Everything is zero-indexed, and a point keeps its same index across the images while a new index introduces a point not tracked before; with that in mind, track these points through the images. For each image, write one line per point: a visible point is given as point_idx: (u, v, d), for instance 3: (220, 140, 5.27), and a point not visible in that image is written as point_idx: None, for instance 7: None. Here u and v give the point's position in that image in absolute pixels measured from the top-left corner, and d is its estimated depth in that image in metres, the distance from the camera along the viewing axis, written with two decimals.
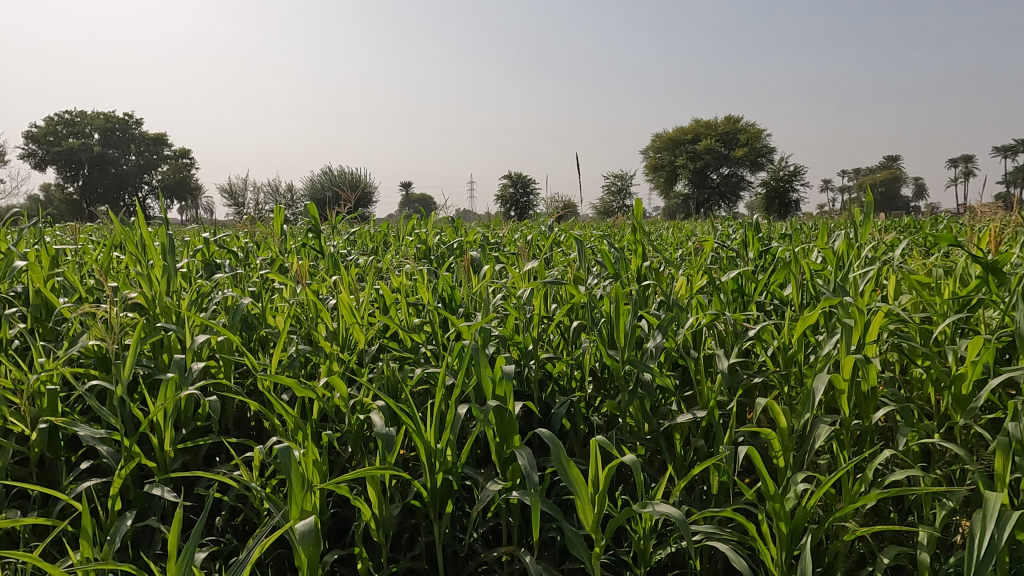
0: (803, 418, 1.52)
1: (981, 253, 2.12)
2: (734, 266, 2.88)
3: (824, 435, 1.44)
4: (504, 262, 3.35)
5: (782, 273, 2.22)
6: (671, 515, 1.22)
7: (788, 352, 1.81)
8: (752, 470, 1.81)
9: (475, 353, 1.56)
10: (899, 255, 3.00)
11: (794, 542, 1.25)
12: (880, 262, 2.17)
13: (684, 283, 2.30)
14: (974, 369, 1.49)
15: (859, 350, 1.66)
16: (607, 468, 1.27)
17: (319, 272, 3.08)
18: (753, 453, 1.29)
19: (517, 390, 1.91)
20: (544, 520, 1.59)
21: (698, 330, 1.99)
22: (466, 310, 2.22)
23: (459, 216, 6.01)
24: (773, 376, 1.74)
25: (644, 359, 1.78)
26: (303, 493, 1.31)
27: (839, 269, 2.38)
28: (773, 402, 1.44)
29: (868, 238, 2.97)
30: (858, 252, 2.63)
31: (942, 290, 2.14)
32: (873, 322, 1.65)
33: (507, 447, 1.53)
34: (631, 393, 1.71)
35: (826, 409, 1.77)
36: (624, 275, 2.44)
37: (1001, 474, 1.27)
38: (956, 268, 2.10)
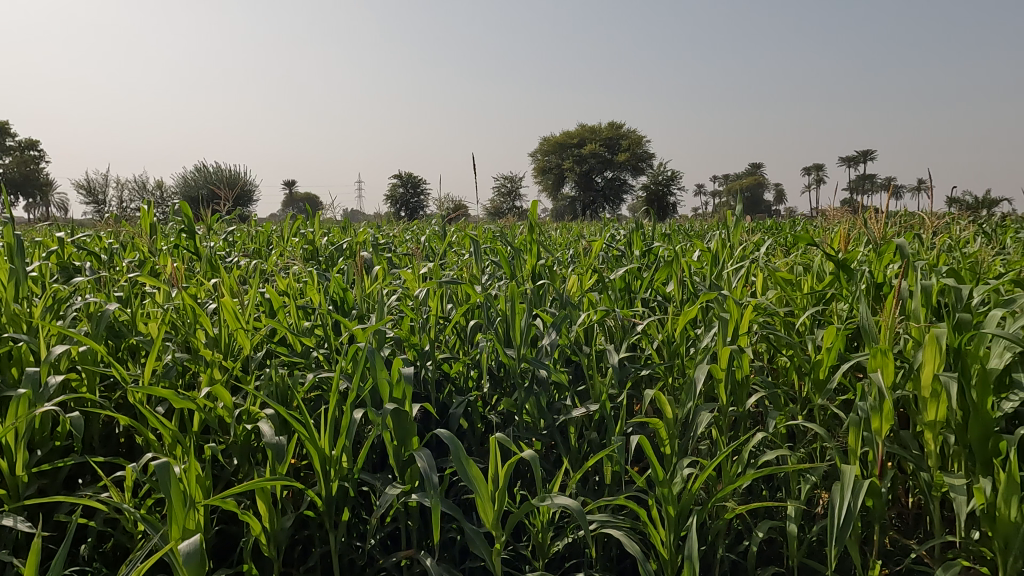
0: (686, 408, 1.62)
1: (834, 252, 2.36)
2: (621, 266, 3.02)
3: (705, 422, 1.54)
4: (397, 263, 3.31)
5: (666, 270, 2.35)
6: (569, 507, 1.25)
7: (672, 346, 1.92)
8: (640, 459, 1.91)
9: (371, 356, 1.52)
10: (765, 254, 3.27)
11: (681, 525, 1.32)
12: (750, 261, 2.35)
13: (575, 282, 2.38)
14: (829, 356, 1.66)
15: (734, 341, 1.79)
16: (506, 465, 1.28)
17: (197, 275, 2.89)
18: (644, 442, 1.35)
19: (414, 392, 1.90)
20: (443, 521, 1.59)
21: (589, 327, 2.07)
22: (360, 312, 2.17)
23: (348, 216, 5.84)
24: (659, 368, 1.84)
25: (539, 356, 1.82)
26: (184, 512, 1.22)
27: (714, 267, 2.56)
28: (661, 393, 1.52)
29: (739, 238, 3.20)
30: (730, 251, 2.83)
31: (802, 285, 2.36)
32: (745, 315, 1.78)
33: (405, 450, 1.51)
34: (527, 390, 1.75)
35: (705, 398, 1.90)
36: (518, 275, 2.49)
37: (854, 449, 1.42)
38: (814, 264, 2.32)
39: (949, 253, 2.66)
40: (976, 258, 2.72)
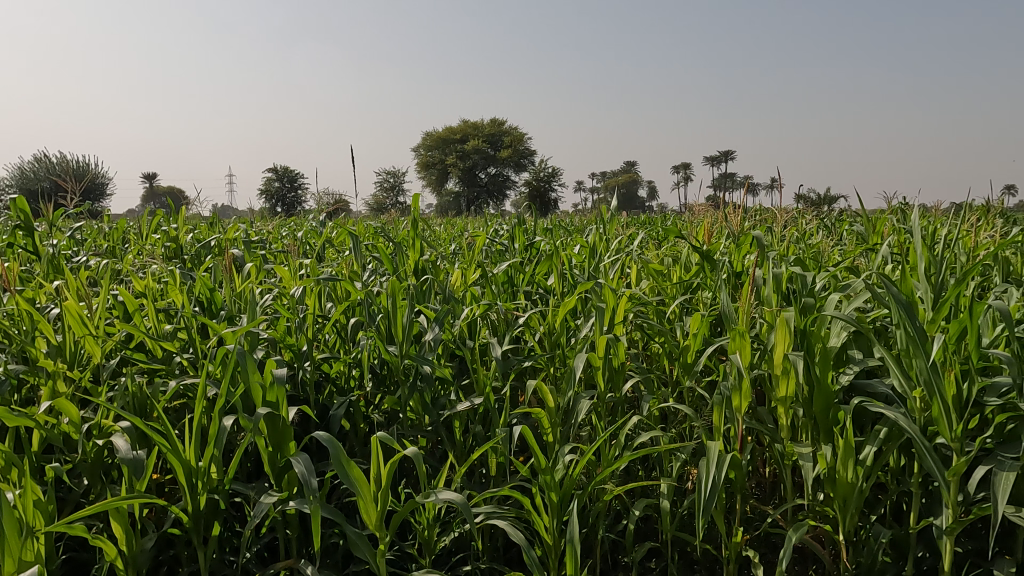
0: (567, 396, 1.67)
1: (699, 244, 2.53)
2: (503, 260, 3.06)
3: (584, 409, 1.60)
4: (272, 261, 3.14)
5: (546, 264, 2.41)
6: (454, 501, 1.24)
7: (553, 337, 1.97)
8: (525, 449, 1.93)
9: (241, 359, 1.43)
10: (639, 247, 3.45)
11: (564, 510, 1.36)
12: (624, 253, 2.46)
13: (459, 276, 2.38)
14: (695, 341, 1.78)
15: (610, 330, 1.87)
16: (389, 464, 1.25)
17: (36, 277, 2.59)
18: (527, 431, 1.37)
19: (291, 395, 1.81)
20: (325, 527, 1.53)
21: (473, 321, 2.07)
22: (230, 313, 2.04)
23: (217, 212, 5.48)
24: (541, 359, 1.88)
25: (422, 352, 1.80)
26: (21, 542, 1.09)
27: (591, 260, 2.66)
28: (542, 383, 1.56)
29: (614, 232, 3.35)
30: (607, 245, 2.95)
31: (671, 275, 2.50)
32: (620, 305, 1.87)
33: (281, 456, 1.43)
34: (411, 387, 1.72)
35: (585, 386, 1.97)
36: (400, 271, 2.44)
37: (718, 426, 1.53)
38: (681, 256, 2.47)
39: (795, 244, 2.94)
40: (818, 249, 3.03)
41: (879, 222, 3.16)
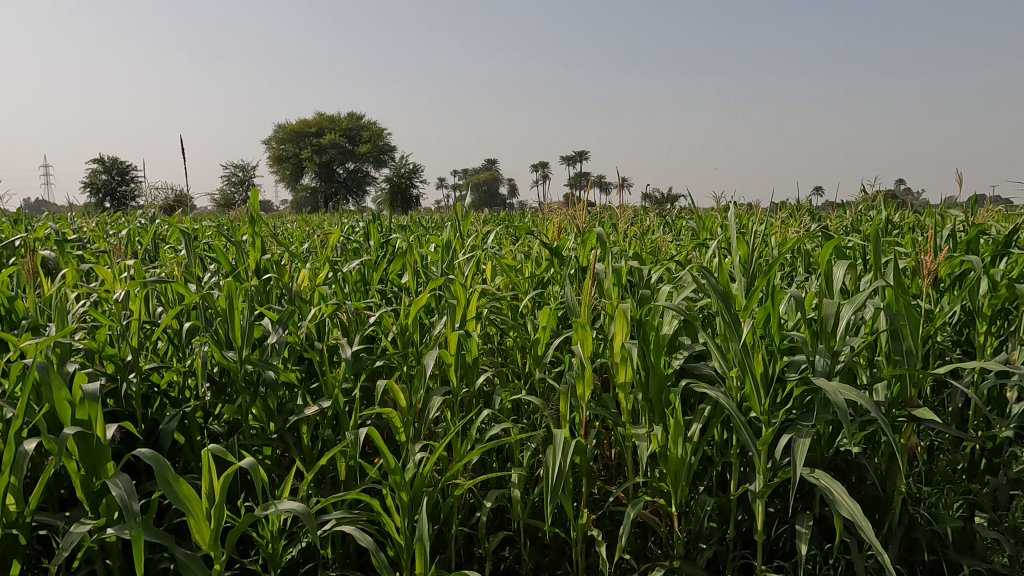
0: (419, 394, 1.66)
1: (549, 240, 2.62)
2: (358, 258, 2.97)
3: (436, 406, 1.60)
4: (92, 263, 2.81)
5: (400, 261, 2.37)
6: (296, 511, 1.19)
7: (406, 335, 1.93)
8: (372, 451, 1.89)
9: (42, 372, 1.27)
10: (495, 242, 3.51)
11: (415, 509, 1.34)
12: (478, 250, 2.49)
13: (307, 275, 2.28)
14: (544, 334, 1.85)
15: (462, 327, 1.88)
16: (223, 477, 1.17)
17: None
18: (374, 432, 1.34)
19: (113, 410, 1.64)
20: (155, 551, 1.40)
21: (321, 321, 1.99)
22: (35, 323, 1.80)
23: (23, 207, 4.80)
24: (394, 358, 1.84)
25: (265, 356, 1.70)
26: None
27: (446, 257, 2.67)
28: (393, 383, 1.54)
29: (471, 229, 3.38)
30: (462, 241, 2.98)
31: (524, 270, 2.58)
32: (472, 301, 1.89)
33: (97, 479, 1.29)
34: (253, 393, 1.62)
35: (439, 382, 1.97)
36: (242, 271, 2.30)
37: (564, 415, 1.60)
38: (533, 252, 2.55)
39: (637, 240, 3.15)
40: (657, 244, 3.26)
41: (709, 220, 3.46)
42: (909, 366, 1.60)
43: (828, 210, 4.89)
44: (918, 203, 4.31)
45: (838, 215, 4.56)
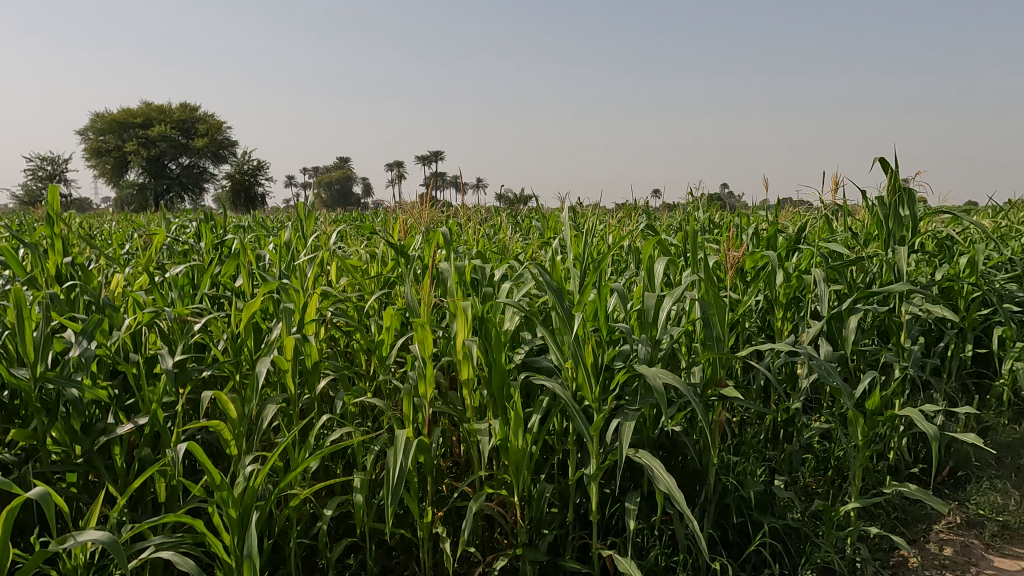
0: (252, 403, 1.57)
1: (395, 240, 2.60)
2: (186, 260, 2.75)
3: (270, 415, 1.53)
4: None
5: (232, 264, 2.19)
6: (100, 541, 1.07)
7: (237, 342, 1.79)
8: (196, 469, 1.75)
9: None
10: (342, 242, 3.41)
11: (245, 525, 1.28)
12: (320, 250, 2.41)
13: (121, 280, 2.07)
14: (388, 335, 1.85)
15: (300, 330, 1.81)
16: (7, 512, 1.03)
17: None
18: (196, 448, 1.25)
19: None
20: None
21: (139, 330, 1.82)
22: None
23: None
24: (224, 366, 1.71)
25: (67, 372, 1.52)
26: None
27: (286, 258, 2.55)
28: (220, 393, 1.43)
29: (315, 229, 3.26)
30: (305, 241, 2.86)
31: (370, 271, 2.54)
32: (310, 303, 1.82)
33: None
34: (51, 415, 1.45)
35: (277, 389, 1.88)
36: (41, 277, 2.03)
37: (407, 415, 1.61)
38: (378, 252, 2.52)
39: (484, 238, 3.22)
40: (503, 242, 3.36)
41: (552, 219, 3.62)
42: (718, 350, 1.80)
43: (659, 210, 5.31)
44: (732, 204, 4.81)
45: (668, 215, 4.98)
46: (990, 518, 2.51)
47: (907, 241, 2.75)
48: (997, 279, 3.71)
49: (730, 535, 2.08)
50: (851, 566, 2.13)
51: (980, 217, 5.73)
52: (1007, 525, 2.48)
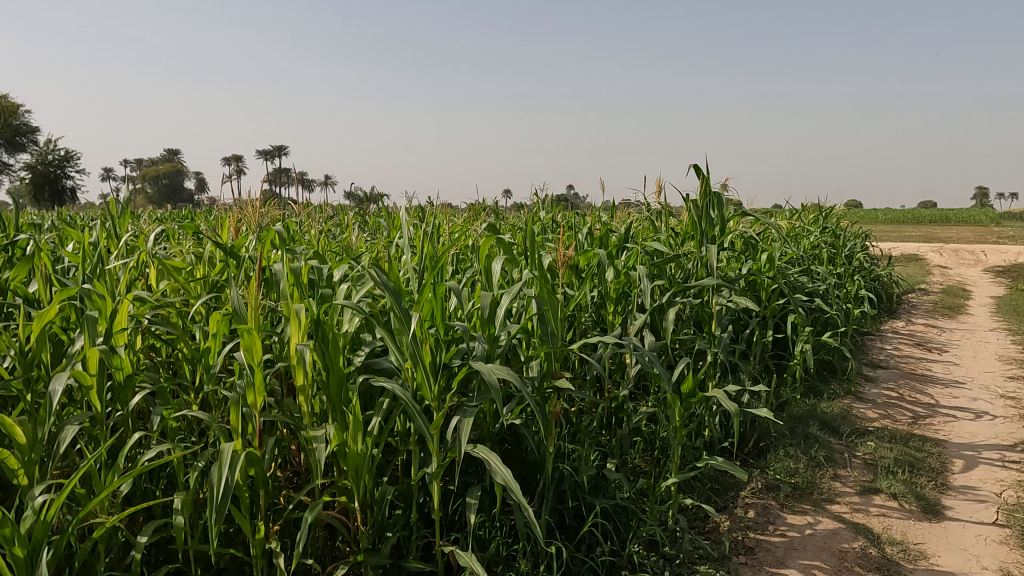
0: (47, 426, 1.39)
1: (224, 240, 2.43)
2: None
3: (69, 437, 1.37)
4: None
5: (23, 268, 1.92)
6: None
7: (27, 357, 1.57)
8: None
9: None
10: (164, 242, 3.12)
11: (36, 563, 1.16)
12: (134, 251, 2.18)
13: None
14: (215, 342, 1.75)
15: (107, 341, 1.63)
16: None
17: None
18: None
19: None
20: None
21: None
22: None
23: None
24: (11, 386, 1.49)
25: None
26: None
27: (93, 260, 2.28)
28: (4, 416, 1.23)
29: (130, 227, 2.95)
30: (117, 241, 2.58)
31: (195, 273, 2.35)
32: (120, 311, 1.65)
33: None
34: None
35: (81, 407, 1.69)
36: None
37: (235, 427, 1.55)
38: (204, 252, 2.34)
39: (326, 238, 3.12)
40: (347, 242, 3.28)
41: (398, 219, 3.60)
42: (553, 344, 1.96)
43: (506, 209, 5.46)
44: (573, 204, 5.08)
45: (514, 215, 5.14)
46: (784, 480, 2.90)
47: (717, 240, 3.08)
48: (791, 273, 4.28)
49: (566, 519, 2.21)
50: (671, 535, 2.36)
51: (780, 218, 6.55)
52: (797, 485, 2.88)
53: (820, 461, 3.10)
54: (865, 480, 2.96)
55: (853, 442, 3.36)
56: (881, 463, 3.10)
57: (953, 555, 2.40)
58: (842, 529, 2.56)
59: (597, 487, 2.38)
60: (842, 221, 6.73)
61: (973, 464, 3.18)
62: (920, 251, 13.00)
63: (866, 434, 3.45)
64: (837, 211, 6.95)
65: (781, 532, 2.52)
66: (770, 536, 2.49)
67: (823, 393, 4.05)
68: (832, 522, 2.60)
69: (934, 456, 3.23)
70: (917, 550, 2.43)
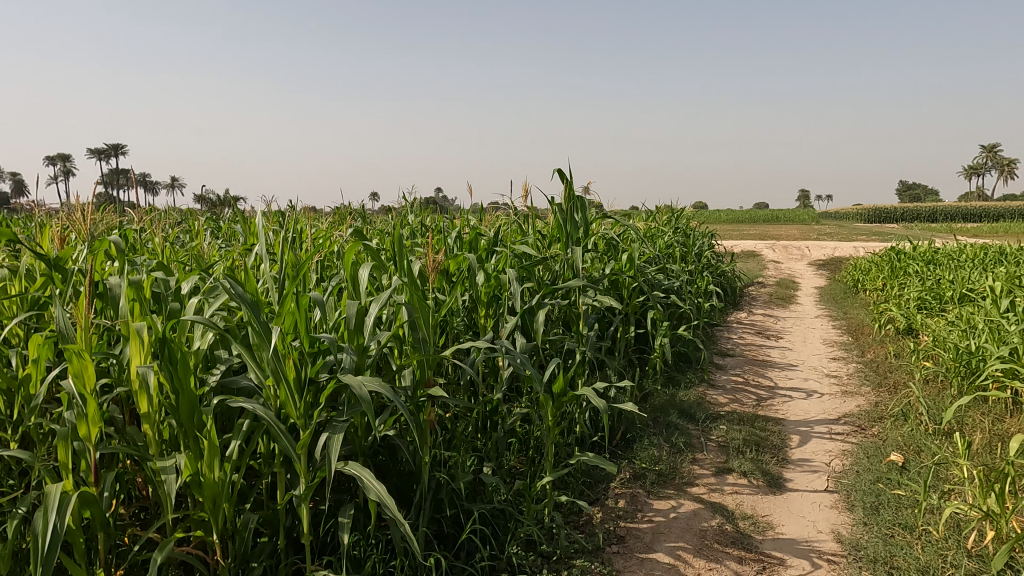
0: None
1: (46, 250, 2.14)
2: None
3: None
4: None
5: None
6: None
7: None
8: None
9: None
10: None
11: None
12: None
13: None
14: (36, 369, 1.56)
15: None
16: None
17: None
18: None
19: None
20: None
21: None
22: None
23: None
24: None
25: None
26: None
27: None
28: None
29: None
30: None
31: (9, 289, 2.05)
32: None
33: None
34: None
35: None
36: None
37: (64, 464, 1.37)
38: (21, 265, 2.05)
39: (173, 247, 2.86)
40: (198, 250, 3.03)
41: (255, 224, 3.38)
42: (425, 351, 1.95)
43: (373, 213, 5.32)
44: (442, 207, 5.06)
45: (381, 219, 5.03)
46: (649, 468, 3.08)
47: (581, 242, 3.22)
48: (649, 271, 4.57)
49: (444, 528, 2.20)
50: (547, 533, 2.42)
51: (638, 220, 6.97)
52: (660, 472, 3.06)
53: (681, 447, 3.33)
54: (719, 462, 3.22)
55: (708, 426, 3.63)
56: (732, 444, 3.39)
57: (794, 523, 2.67)
58: (701, 509, 2.76)
59: (474, 493, 2.38)
60: (691, 221, 7.29)
61: (807, 438, 3.57)
62: (757, 248, 14.39)
63: (718, 418, 3.75)
64: (687, 212, 7.51)
65: (648, 518, 2.67)
66: (639, 523, 2.63)
67: (680, 382, 4.36)
68: (692, 504, 2.80)
69: (776, 434, 3.58)
70: (764, 522, 2.68)
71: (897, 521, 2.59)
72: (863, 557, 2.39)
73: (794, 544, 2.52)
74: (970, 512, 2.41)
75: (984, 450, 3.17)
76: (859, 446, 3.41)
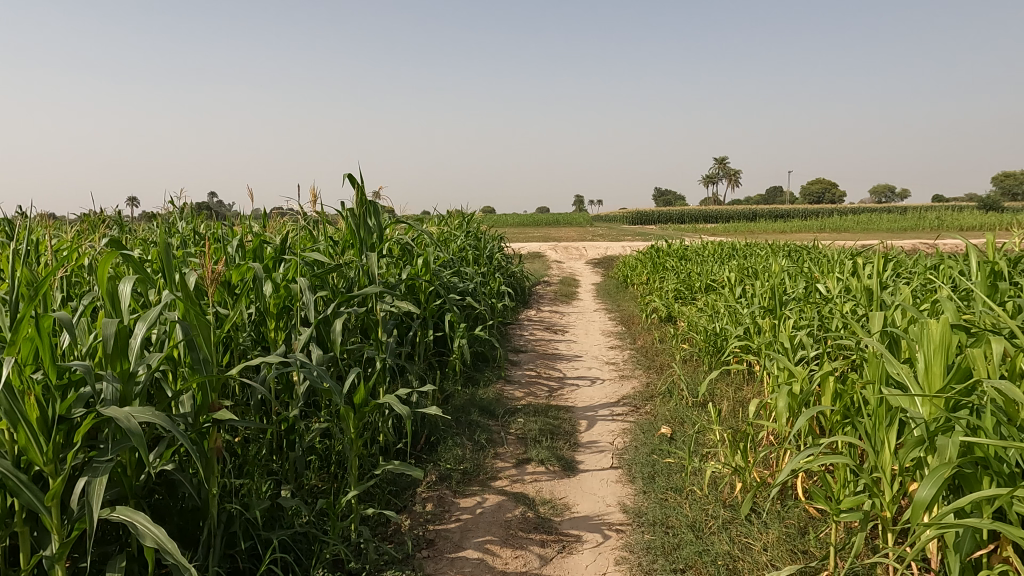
0: None
1: None
2: None
3: None
4: None
5: None
6: None
7: None
8: None
9: None
10: None
11: None
12: None
13: None
14: None
15: None
16: None
17: None
18: None
19: None
20: None
21: None
22: None
23: None
24: None
25: None
26: None
27: None
28: None
29: None
30: None
31: None
32: None
33: None
34: None
35: None
36: None
37: None
38: None
39: None
40: None
41: None
42: (206, 372, 1.76)
43: (133, 220, 4.69)
44: (220, 213, 4.64)
45: (143, 227, 4.45)
46: (453, 469, 3.13)
47: (374, 248, 3.17)
48: (444, 275, 4.65)
49: (238, 564, 2.02)
50: (355, 549, 2.34)
51: (430, 224, 7.05)
52: (465, 471, 3.13)
53: (483, 444, 3.44)
54: (518, 453, 3.38)
55: (507, 421, 3.80)
56: (529, 435, 3.58)
57: (587, 500, 2.91)
58: (505, 501, 2.88)
59: (272, 519, 2.22)
60: (480, 226, 7.57)
61: (593, 422, 3.91)
62: (541, 250, 15.43)
63: (516, 412, 3.95)
64: (477, 217, 7.78)
65: (456, 518, 2.72)
66: (446, 524, 2.66)
67: (479, 381, 4.51)
68: (496, 497, 2.90)
69: (567, 421, 3.86)
70: (562, 504, 2.88)
71: (669, 486, 2.96)
72: (644, 521, 2.69)
73: (587, 520, 2.74)
74: (724, 469, 2.85)
75: (729, 415, 3.76)
76: (636, 423, 3.82)
